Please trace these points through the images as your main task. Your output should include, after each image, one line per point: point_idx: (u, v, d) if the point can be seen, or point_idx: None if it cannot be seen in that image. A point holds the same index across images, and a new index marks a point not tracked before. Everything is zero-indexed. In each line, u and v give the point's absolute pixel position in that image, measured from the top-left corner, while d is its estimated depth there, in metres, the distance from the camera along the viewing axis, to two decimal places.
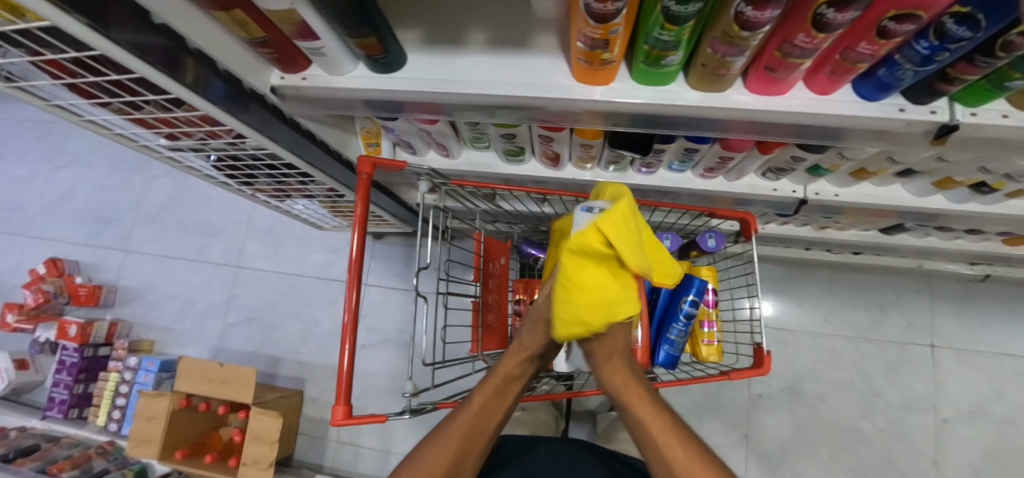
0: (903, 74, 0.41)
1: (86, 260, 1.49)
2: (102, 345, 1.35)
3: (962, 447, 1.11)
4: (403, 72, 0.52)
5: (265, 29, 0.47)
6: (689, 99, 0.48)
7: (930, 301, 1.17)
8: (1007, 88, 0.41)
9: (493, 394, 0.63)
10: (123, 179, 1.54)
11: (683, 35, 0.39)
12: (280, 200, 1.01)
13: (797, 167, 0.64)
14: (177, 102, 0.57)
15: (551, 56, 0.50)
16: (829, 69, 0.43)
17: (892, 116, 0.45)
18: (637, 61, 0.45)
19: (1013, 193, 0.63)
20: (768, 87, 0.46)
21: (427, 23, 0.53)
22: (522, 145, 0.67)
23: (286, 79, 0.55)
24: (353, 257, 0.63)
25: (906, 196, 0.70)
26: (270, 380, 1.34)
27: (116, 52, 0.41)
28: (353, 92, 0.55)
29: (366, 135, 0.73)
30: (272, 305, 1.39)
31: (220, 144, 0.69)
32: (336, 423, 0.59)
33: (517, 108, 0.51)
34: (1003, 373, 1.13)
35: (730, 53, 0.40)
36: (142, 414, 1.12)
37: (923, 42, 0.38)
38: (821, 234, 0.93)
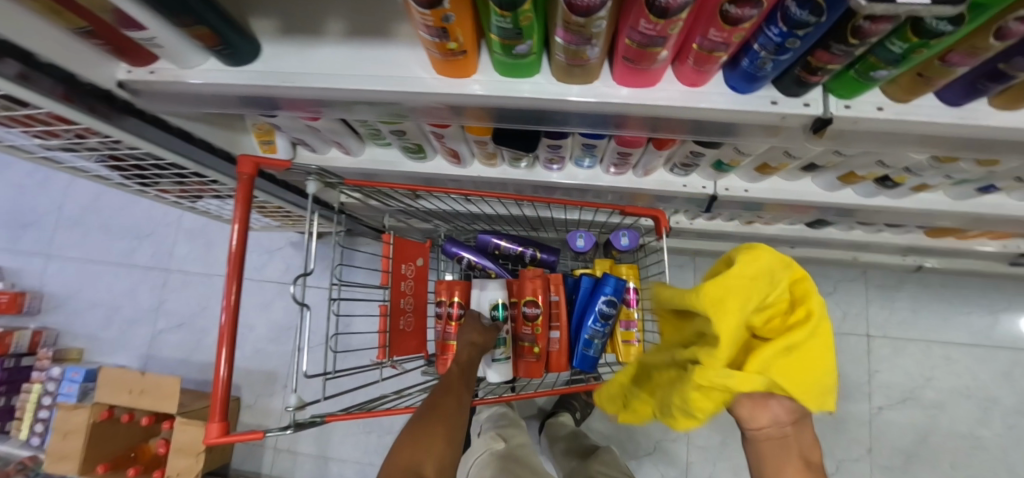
0: (764, 63, 0.38)
1: (9, 266, 1.41)
2: (25, 355, 1.28)
3: (894, 434, 1.13)
4: (255, 64, 0.48)
5: (86, 18, 0.42)
6: (553, 92, 0.45)
7: (866, 291, 1.17)
8: (875, 79, 0.39)
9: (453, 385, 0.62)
10: (43, 178, 1.44)
11: (522, 22, 0.36)
12: (193, 201, 0.95)
13: (701, 162, 0.62)
14: (22, 101, 0.52)
15: (409, 46, 0.46)
16: (692, 60, 0.40)
17: (764, 110, 0.43)
18: (492, 52, 0.42)
19: (916, 186, 0.62)
20: (635, 78, 0.43)
21: (280, 10, 0.49)
22: (417, 142, 0.63)
23: (134, 73, 0.50)
24: (234, 253, 0.59)
25: (818, 190, 0.68)
26: (205, 387, 1.29)
27: None
28: (205, 87, 0.50)
29: (258, 132, 0.68)
30: (204, 310, 1.32)
31: (94, 144, 0.64)
32: (210, 441, 0.55)
33: (378, 101, 0.47)
34: (935, 360, 1.14)
35: (576, 42, 0.37)
36: (60, 428, 1.07)
37: (774, 28, 0.35)
38: (749, 228, 0.91)
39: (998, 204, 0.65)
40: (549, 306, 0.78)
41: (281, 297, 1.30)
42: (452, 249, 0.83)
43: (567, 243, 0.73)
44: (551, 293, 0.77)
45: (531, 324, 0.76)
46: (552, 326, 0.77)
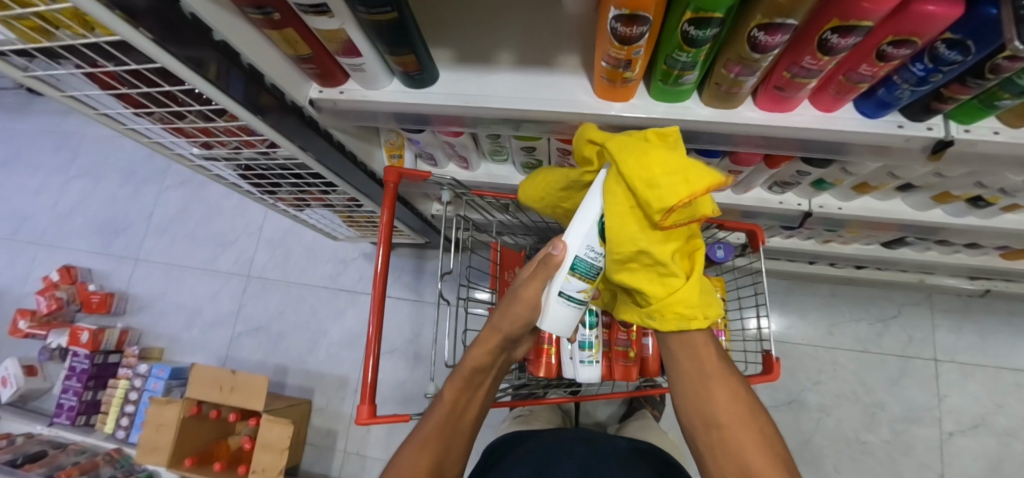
0: (901, 93, 0.45)
1: (99, 268, 1.51)
2: (112, 352, 1.36)
3: (967, 461, 1.15)
4: (433, 87, 0.56)
5: (312, 47, 0.51)
6: (702, 115, 0.51)
7: (931, 315, 1.23)
8: (996, 107, 0.45)
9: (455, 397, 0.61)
10: (137, 189, 1.57)
11: (700, 57, 0.43)
12: (299, 209, 1.04)
13: (802, 181, 0.68)
14: (220, 113, 0.61)
15: (572, 74, 0.54)
16: (834, 89, 0.47)
17: (892, 132, 0.49)
18: (656, 80, 0.49)
19: (1007, 206, 0.67)
20: (777, 105, 0.50)
21: (456, 42, 0.57)
22: (540, 158, 0.71)
23: (324, 93, 0.58)
24: (380, 262, 0.65)
25: (907, 209, 0.74)
26: (279, 390, 1.34)
27: (174, 63, 0.43)
28: (385, 105, 0.58)
29: (390, 147, 0.77)
30: (282, 315, 1.40)
31: (252, 154, 0.73)
32: (361, 421, 0.60)
33: (540, 121, 0.55)
34: (1005, 387, 1.17)
35: (742, 73, 0.44)
36: (152, 421, 1.13)
37: (919, 65, 0.41)
38: (825, 247, 0.97)
39: None
40: None
41: (353, 305, 1.37)
42: None
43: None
44: None
45: (628, 330, 0.82)
46: (646, 333, 0.84)
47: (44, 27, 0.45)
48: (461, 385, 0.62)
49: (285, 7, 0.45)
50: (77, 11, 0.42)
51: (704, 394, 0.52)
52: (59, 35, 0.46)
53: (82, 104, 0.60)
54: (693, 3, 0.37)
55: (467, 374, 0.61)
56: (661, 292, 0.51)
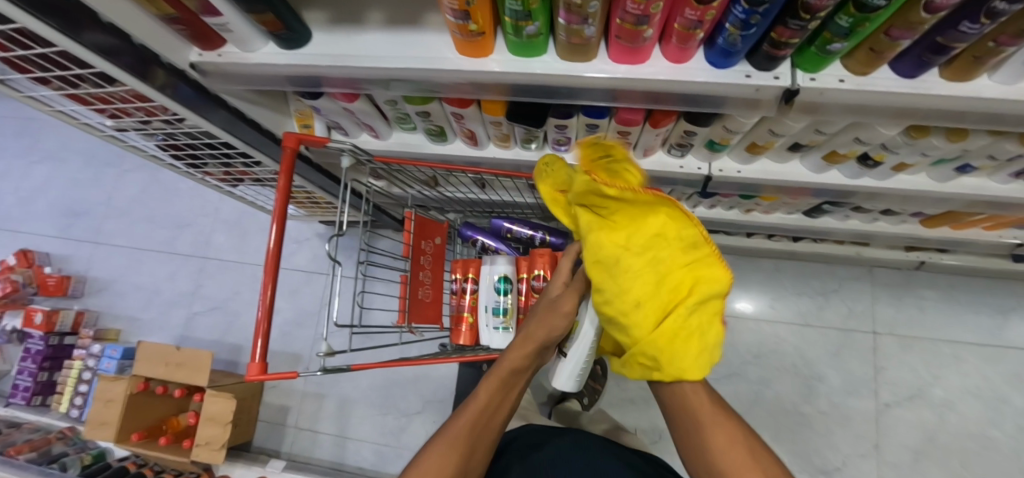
0: (734, 39, 0.45)
1: (58, 252, 1.53)
2: (68, 334, 1.37)
3: (901, 431, 1.17)
4: (309, 48, 0.57)
5: (174, 7, 0.51)
6: (559, 68, 0.52)
7: (871, 287, 1.24)
8: (831, 52, 0.45)
9: (489, 397, 0.56)
10: (97, 174, 1.58)
11: (530, 5, 0.44)
12: (233, 185, 1.05)
13: (694, 142, 0.69)
14: (108, 79, 0.61)
15: (440, 33, 0.55)
16: (675, 38, 0.47)
17: (739, 82, 0.49)
18: (507, 34, 0.50)
19: (896, 166, 0.68)
20: (627, 56, 0.50)
21: (334, 5, 0.58)
22: (439, 124, 0.72)
23: (204, 56, 0.59)
24: (277, 224, 0.67)
25: (806, 172, 0.74)
26: (232, 369, 1.37)
27: (18, 12, 0.43)
28: (265, 68, 0.59)
29: (300, 117, 0.78)
30: (236, 296, 1.42)
31: (159, 123, 0.74)
32: (251, 378, 0.61)
33: (412, 81, 0.56)
34: (941, 358, 1.19)
35: (575, 21, 0.45)
36: (101, 397, 1.15)
37: (738, 7, 0.42)
38: (748, 217, 0.98)
39: (978, 186, 0.71)
40: None
41: (306, 285, 1.39)
42: (466, 231, 0.91)
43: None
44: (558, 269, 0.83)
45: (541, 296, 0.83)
46: None
47: None
48: (497, 384, 0.57)
49: None
50: None
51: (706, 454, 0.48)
52: None
53: None
54: None
55: (505, 374, 0.57)
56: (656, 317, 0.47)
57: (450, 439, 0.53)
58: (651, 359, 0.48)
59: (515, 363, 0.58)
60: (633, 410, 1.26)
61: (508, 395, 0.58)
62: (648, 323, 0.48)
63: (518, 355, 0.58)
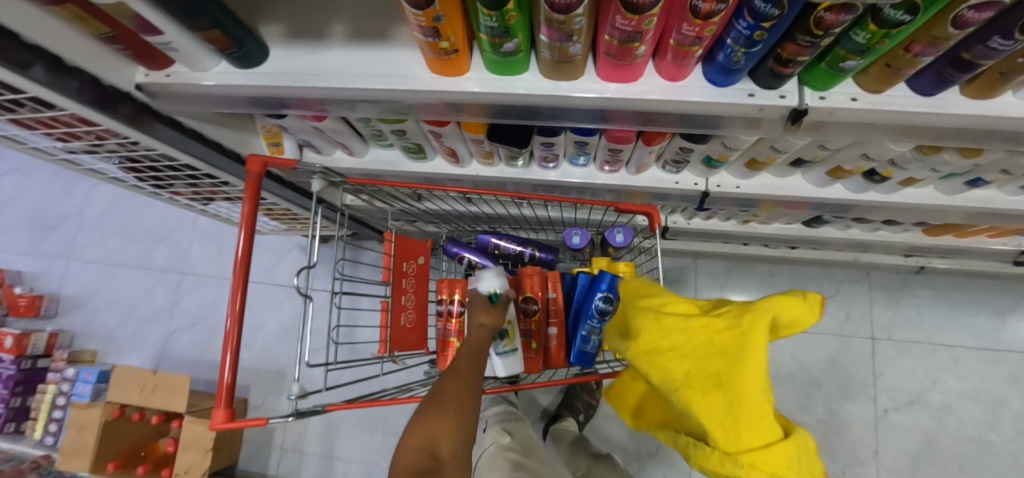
0: (737, 56, 0.40)
1: (29, 269, 1.46)
2: (42, 357, 1.32)
3: (902, 438, 1.14)
4: (264, 66, 0.52)
5: (110, 25, 0.46)
6: (542, 88, 0.47)
7: (869, 291, 1.21)
8: (845, 70, 0.41)
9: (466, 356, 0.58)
10: (67, 186, 1.51)
11: (507, 20, 0.39)
12: (204, 203, 0.99)
13: (691, 158, 0.64)
14: (46, 103, 0.55)
15: (407, 48, 0.49)
16: (671, 54, 0.42)
17: (741, 101, 0.45)
18: (483, 50, 0.45)
19: (904, 181, 0.64)
20: (617, 74, 0.45)
21: (287, 15, 0.52)
22: (416, 142, 0.67)
23: (151, 77, 0.54)
24: (241, 252, 0.61)
25: (808, 186, 0.70)
26: (213, 389, 1.32)
27: None
28: (218, 89, 0.53)
29: (267, 134, 0.71)
30: (215, 312, 1.36)
31: (113, 146, 0.68)
32: (215, 427, 0.56)
33: (376, 100, 0.50)
34: (940, 363, 1.16)
35: (559, 39, 0.40)
36: (73, 425, 1.10)
37: (742, 22, 0.37)
38: (745, 228, 0.93)
39: (987, 197, 0.67)
40: (548, 302, 0.80)
41: (287, 299, 1.33)
42: (451, 249, 0.85)
43: (564, 240, 0.76)
44: (549, 290, 0.80)
45: (531, 320, 0.78)
46: (550, 323, 0.81)
47: None
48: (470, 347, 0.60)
49: None
50: None
51: None
52: None
53: None
54: None
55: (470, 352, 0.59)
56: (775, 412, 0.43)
57: (432, 404, 0.51)
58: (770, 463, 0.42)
59: (472, 343, 0.60)
60: (629, 422, 1.23)
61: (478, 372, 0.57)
62: (762, 420, 0.43)
63: (476, 335, 0.61)
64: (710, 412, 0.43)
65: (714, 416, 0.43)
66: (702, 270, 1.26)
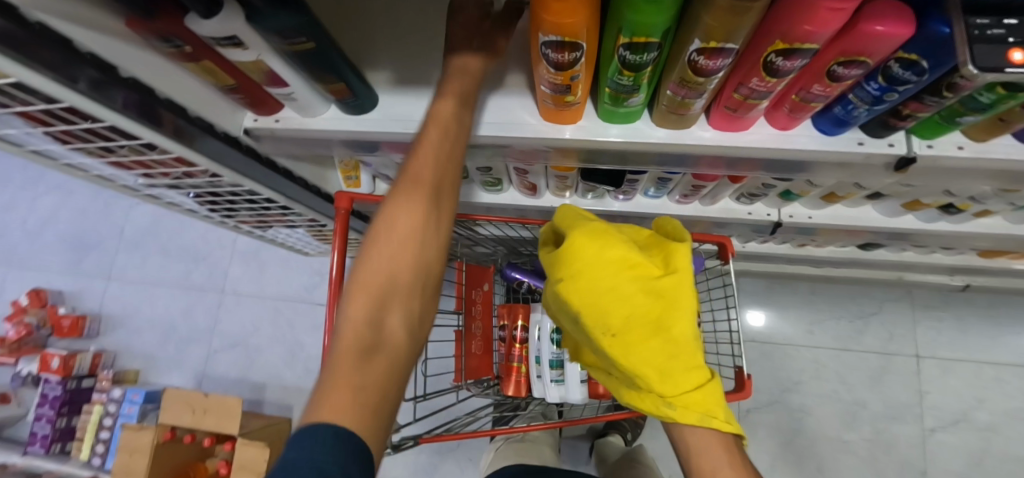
0: (857, 112, 0.42)
1: (69, 289, 1.47)
2: (86, 377, 1.33)
3: (948, 456, 1.15)
4: (373, 113, 0.53)
5: (235, 77, 0.47)
6: (655, 136, 0.49)
7: (911, 310, 1.22)
8: (958, 123, 0.42)
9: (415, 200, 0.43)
10: (106, 206, 1.53)
11: (642, 80, 0.40)
12: (263, 229, 1.00)
13: (769, 192, 0.66)
14: (152, 147, 0.57)
15: (517, 95, 0.51)
16: (787, 107, 0.44)
17: (852, 150, 0.46)
18: (602, 102, 0.46)
19: (979, 212, 0.65)
20: (730, 124, 0.47)
21: (394, 63, 0.53)
22: (499, 177, 0.69)
23: (260, 121, 0.55)
24: (334, 291, 0.63)
25: (878, 217, 0.72)
26: (256, 408, 1.32)
27: (76, 97, 0.40)
28: (327, 133, 0.55)
29: (345, 169, 0.74)
30: (257, 331, 1.37)
31: (198, 182, 0.69)
32: None
33: (485, 146, 0.52)
34: (984, 381, 1.17)
35: (688, 95, 0.41)
36: (125, 448, 1.11)
37: (873, 84, 0.39)
38: (800, 251, 0.95)
39: None
40: None
41: None
42: (512, 274, 0.85)
43: None
44: None
45: None
46: None
47: None
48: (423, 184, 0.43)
49: (196, 40, 0.42)
50: None
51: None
52: None
53: (5, 142, 0.56)
54: (626, 27, 0.34)
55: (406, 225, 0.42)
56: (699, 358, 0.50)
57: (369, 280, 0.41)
58: (705, 399, 0.48)
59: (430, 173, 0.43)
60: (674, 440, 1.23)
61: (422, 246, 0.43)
62: (694, 365, 0.49)
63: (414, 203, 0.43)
64: (646, 359, 0.49)
65: (651, 363, 0.49)
66: (743, 288, 1.27)
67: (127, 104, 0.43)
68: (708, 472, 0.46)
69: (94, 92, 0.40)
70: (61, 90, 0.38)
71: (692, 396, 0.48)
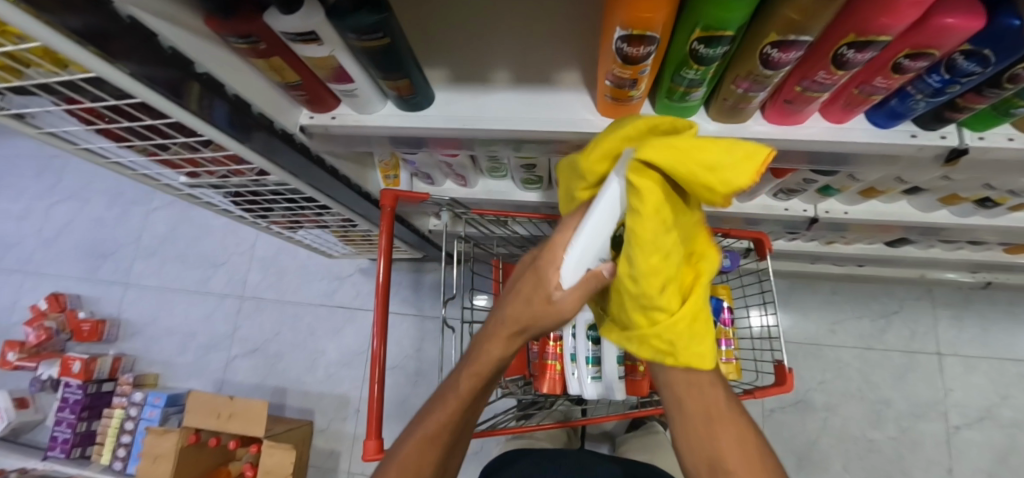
0: (916, 104, 0.43)
1: (88, 294, 1.47)
2: (106, 381, 1.32)
3: (974, 454, 1.15)
4: (430, 109, 0.54)
5: (301, 74, 0.48)
6: (710, 130, 0.50)
7: (933, 309, 1.23)
8: (1013, 115, 0.43)
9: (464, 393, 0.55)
10: (125, 212, 1.53)
11: (709, 74, 0.42)
12: (292, 230, 1.01)
13: (808, 188, 0.67)
14: (206, 143, 0.58)
15: (573, 91, 0.52)
16: (844, 100, 0.45)
17: (905, 142, 0.47)
18: (661, 97, 0.47)
19: (1014, 206, 0.66)
20: (786, 118, 0.48)
21: (451, 62, 0.55)
22: (540, 174, 0.70)
23: (315, 119, 0.56)
24: (381, 287, 0.63)
25: (913, 211, 0.73)
26: (278, 412, 1.32)
27: (152, 94, 0.41)
28: (381, 129, 0.56)
29: (385, 167, 0.75)
30: (278, 335, 1.37)
31: (242, 181, 0.70)
32: (367, 458, 0.57)
33: (540, 141, 0.53)
34: (1008, 378, 1.18)
35: (751, 89, 0.42)
36: (149, 452, 1.10)
37: (935, 76, 0.40)
38: (828, 249, 0.96)
39: None
40: None
41: (351, 322, 1.34)
42: None
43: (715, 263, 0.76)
44: None
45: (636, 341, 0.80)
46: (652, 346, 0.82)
47: (11, 66, 0.41)
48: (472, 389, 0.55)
49: (271, 36, 0.43)
50: (47, 50, 0.39)
51: (710, 447, 0.48)
52: (29, 74, 0.42)
53: (60, 140, 0.56)
54: (702, 21, 0.35)
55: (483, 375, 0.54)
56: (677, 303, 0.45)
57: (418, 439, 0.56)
58: (668, 343, 0.46)
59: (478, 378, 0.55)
60: None
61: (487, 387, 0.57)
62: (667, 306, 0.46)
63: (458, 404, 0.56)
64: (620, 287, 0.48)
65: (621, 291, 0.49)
66: None
67: (195, 101, 0.44)
68: (710, 436, 0.49)
69: (169, 90, 0.41)
70: (135, 87, 0.39)
71: (649, 337, 0.47)
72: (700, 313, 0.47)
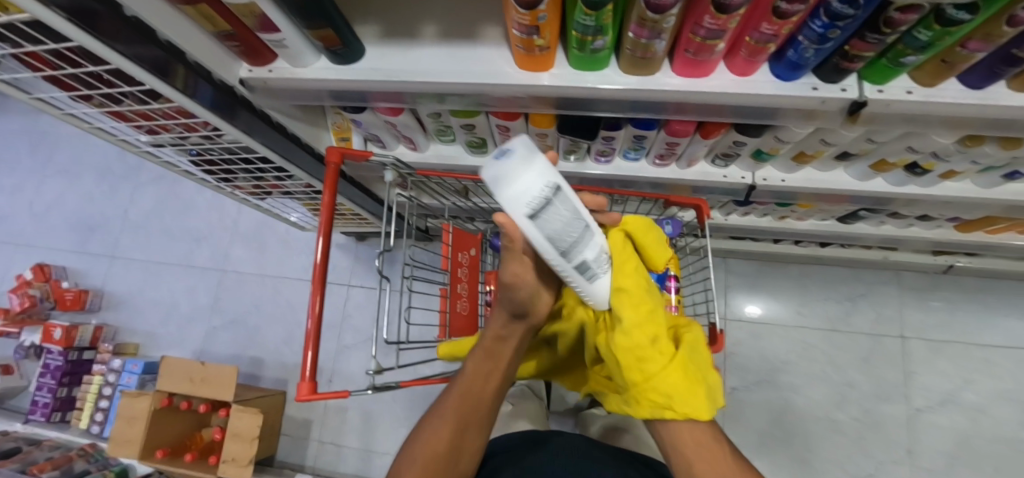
0: (806, 52, 0.45)
1: (75, 266, 1.52)
2: (87, 349, 1.36)
3: (935, 436, 1.16)
4: (359, 63, 0.56)
5: (231, 24, 0.50)
6: (623, 83, 0.52)
7: (899, 292, 1.24)
8: (904, 65, 0.45)
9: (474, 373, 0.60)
10: (113, 187, 1.57)
11: (603, 20, 0.43)
12: (260, 197, 1.04)
13: (741, 152, 0.69)
14: (154, 95, 0.60)
15: (494, 45, 0.54)
16: (745, 51, 0.47)
17: (807, 94, 0.49)
18: (572, 47, 0.49)
19: (945, 173, 0.67)
20: (693, 69, 0.50)
21: (385, 19, 0.57)
22: (483, 136, 0.72)
23: (254, 72, 0.59)
24: (321, 240, 0.65)
25: (850, 180, 0.74)
26: (254, 382, 1.35)
27: (128, 65, 0.47)
28: (317, 83, 0.58)
29: (337, 130, 0.78)
30: (256, 309, 1.40)
31: (198, 138, 0.72)
32: (300, 398, 0.59)
33: (466, 93, 0.55)
34: (973, 363, 1.18)
35: (650, 37, 0.44)
36: (124, 414, 1.13)
37: (817, 21, 0.41)
38: (782, 224, 0.98)
39: None
40: None
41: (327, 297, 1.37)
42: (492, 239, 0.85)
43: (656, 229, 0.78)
44: None
45: None
46: None
47: None
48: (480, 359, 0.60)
49: None
50: None
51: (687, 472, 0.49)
52: None
53: (14, 88, 0.59)
54: None
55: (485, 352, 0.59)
56: (666, 353, 0.49)
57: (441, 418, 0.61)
58: (664, 395, 0.48)
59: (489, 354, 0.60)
60: None
61: (497, 370, 0.61)
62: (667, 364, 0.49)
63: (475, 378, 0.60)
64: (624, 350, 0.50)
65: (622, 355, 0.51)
66: (732, 270, 1.30)
67: (181, 79, 0.52)
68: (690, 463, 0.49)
69: (144, 62, 0.47)
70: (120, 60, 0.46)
71: (645, 392, 0.49)
72: (694, 370, 0.50)
